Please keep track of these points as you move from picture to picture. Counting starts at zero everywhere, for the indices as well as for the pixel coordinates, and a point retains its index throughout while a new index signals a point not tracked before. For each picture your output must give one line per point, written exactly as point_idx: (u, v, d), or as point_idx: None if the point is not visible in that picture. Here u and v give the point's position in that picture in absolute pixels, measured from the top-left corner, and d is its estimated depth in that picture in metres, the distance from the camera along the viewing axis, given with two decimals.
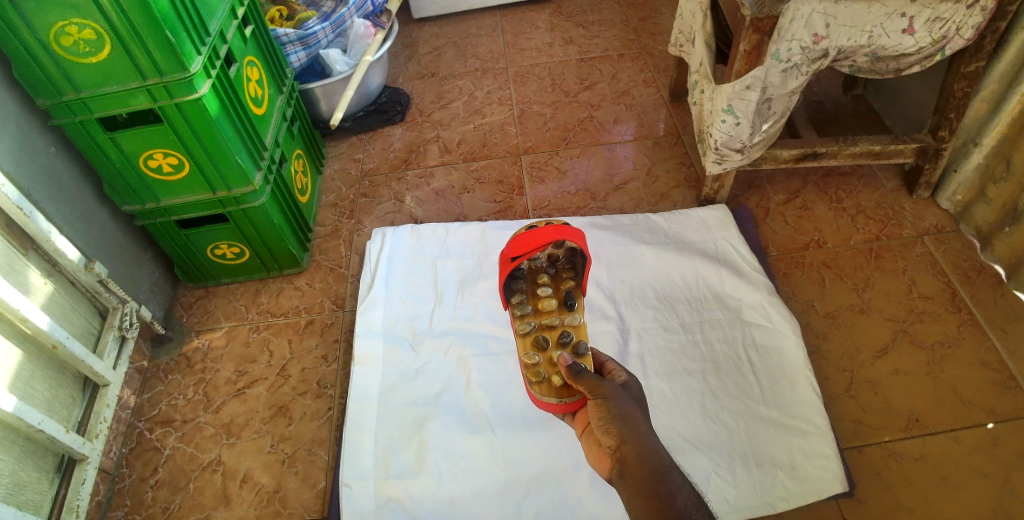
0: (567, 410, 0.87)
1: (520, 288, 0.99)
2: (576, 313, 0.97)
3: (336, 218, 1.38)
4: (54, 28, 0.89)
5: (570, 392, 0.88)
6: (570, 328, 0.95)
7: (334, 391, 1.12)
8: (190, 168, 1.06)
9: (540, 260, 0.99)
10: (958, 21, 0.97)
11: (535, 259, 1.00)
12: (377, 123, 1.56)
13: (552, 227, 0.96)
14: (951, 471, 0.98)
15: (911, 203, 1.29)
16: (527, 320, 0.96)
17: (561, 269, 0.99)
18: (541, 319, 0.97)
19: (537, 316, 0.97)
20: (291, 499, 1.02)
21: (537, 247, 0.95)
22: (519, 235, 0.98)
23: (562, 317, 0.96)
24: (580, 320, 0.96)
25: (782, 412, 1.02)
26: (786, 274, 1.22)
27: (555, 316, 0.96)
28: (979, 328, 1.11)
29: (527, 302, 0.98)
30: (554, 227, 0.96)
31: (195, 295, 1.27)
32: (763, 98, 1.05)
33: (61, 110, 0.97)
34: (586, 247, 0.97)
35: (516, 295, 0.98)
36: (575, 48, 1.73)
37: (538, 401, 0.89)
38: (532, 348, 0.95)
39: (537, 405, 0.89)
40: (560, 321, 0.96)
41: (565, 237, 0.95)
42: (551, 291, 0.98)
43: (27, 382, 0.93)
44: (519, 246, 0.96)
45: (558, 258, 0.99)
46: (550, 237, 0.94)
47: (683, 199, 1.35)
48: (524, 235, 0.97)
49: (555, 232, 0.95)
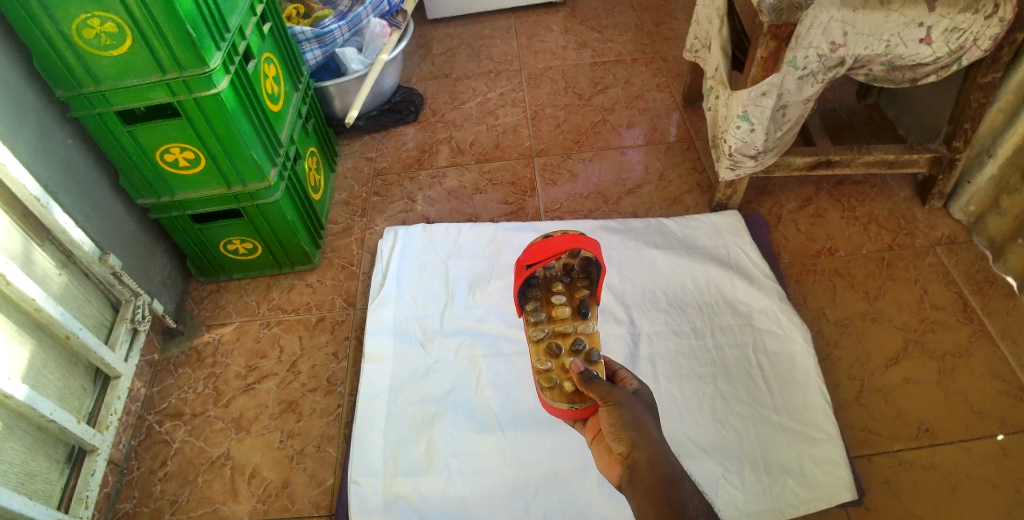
0: (578, 417, 0.86)
1: (534, 295, 0.99)
2: (589, 321, 0.96)
3: (348, 216, 1.39)
4: (76, 21, 0.89)
5: (581, 398, 0.87)
6: (584, 335, 0.95)
7: (344, 388, 1.12)
8: (206, 162, 1.07)
9: (555, 268, 1.00)
10: (975, 31, 0.97)
11: (550, 267, 1.00)
12: (391, 122, 1.57)
13: (565, 236, 0.97)
14: (961, 482, 0.97)
15: (924, 213, 1.29)
16: (541, 327, 0.96)
17: (576, 278, 0.99)
18: (554, 326, 0.96)
19: (551, 323, 0.96)
20: (298, 495, 1.02)
21: (552, 255, 0.96)
22: (535, 243, 0.99)
23: (575, 324, 0.96)
24: (594, 328, 0.95)
25: (792, 418, 1.02)
26: (797, 281, 1.21)
27: (568, 323, 0.96)
28: (990, 339, 1.11)
29: (542, 309, 0.97)
30: (568, 236, 0.96)
31: (206, 289, 1.28)
32: (779, 105, 1.05)
33: (79, 102, 0.97)
34: (600, 257, 0.97)
35: (530, 302, 0.98)
36: (589, 51, 1.74)
37: (548, 407, 0.88)
38: (545, 354, 0.94)
39: (548, 410, 0.89)
40: (574, 329, 0.96)
41: (579, 246, 0.95)
42: (565, 299, 0.98)
43: (38, 371, 0.93)
44: (534, 253, 0.97)
45: (573, 267, 0.99)
46: (563, 246, 0.95)
47: (695, 204, 1.35)
48: (540, 243, 0.98)
49: (569, 241, 0.96)
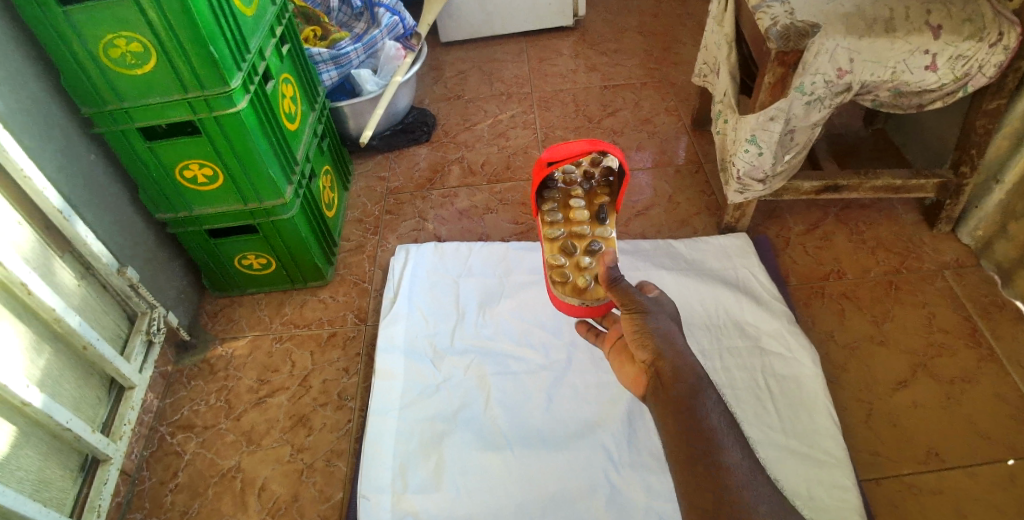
0: (587, 313, 0.98)
1: (553, 197, 1.10)
2: (606, 227, 1.07)
3: (361, 233, 1.41)
4: (103, 41, 0.92)
5: (593, 296, 0.99)
6: (599, 238, 1.05)
7: (355, 403, 1.14)
8: (224, 179, 1.09)
9: (575, 176, 1.11)
10: (980, 59, 0.99)
11: (570, 174, 1.12)
12: (404, 142, 1.59)
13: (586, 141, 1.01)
14: (971, 507, 0.97)
15: (931, 237, 1.30)
16: (557, 227, 1.07)
17: (595, 187, 1.11)
18: (570, 228, 1.07)
19: (567, 224, 1.07)
20: (307, 509, 1.03)
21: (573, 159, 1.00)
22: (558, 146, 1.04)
23: (592, 228, 1.06)
24: (609, 233, 1.06)
25: (801, 442, 1.02)
26: (805, 304, 1.22)
27: (585, 226, 1.06)
28: (999, 363, 1.11)
29: (559, 211, 1.08)
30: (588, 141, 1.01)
31: (220, 303, 1.30)
32: (786, 129, 1.07)
33: (103, 118, 1.00)
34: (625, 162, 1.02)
35: (548, 203, 1.09)
36: (599, 75, 1.77)
37: (559, 302, 1.00)
38: (559, 252, 1.05)
39: (558, 304, 1.00)
40: (590, 232, 1.06)
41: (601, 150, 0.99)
42: (583, 204, 1.08)
43: (56, 380, 0.95)
44: (553, 153, 1.02)
45: (593, 176, 1.11)
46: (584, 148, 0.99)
47: (703, 226, 1.37)
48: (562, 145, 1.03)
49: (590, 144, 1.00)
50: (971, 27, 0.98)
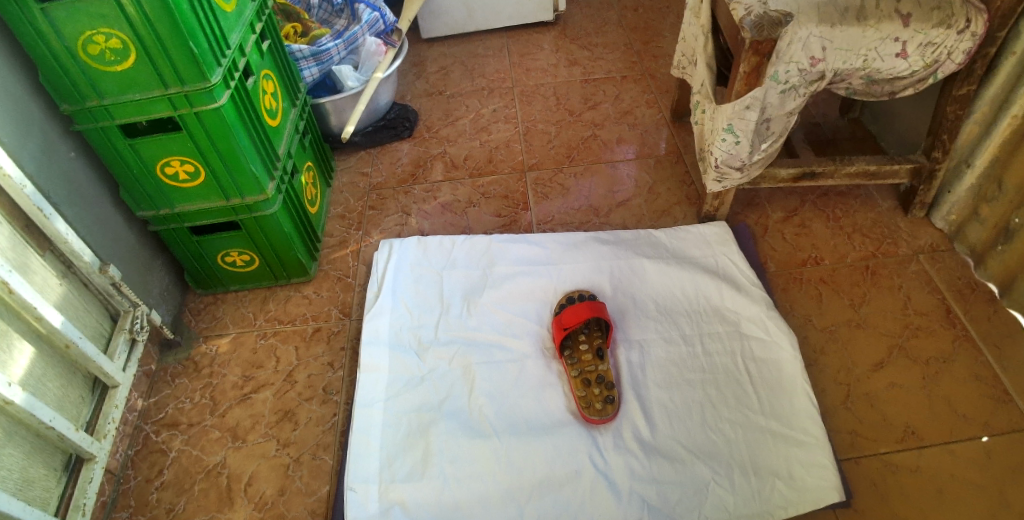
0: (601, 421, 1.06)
1: (568, 355, 1.12)
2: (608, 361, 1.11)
3: (344, 229, 1.41)
4: (81, 37, 0.92)
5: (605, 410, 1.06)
6: (605, 372, 1.09)
7: (340, 396, 1.14)
8: (206, 176, 1.09)
9: (585, 344, 1.12)
10: (948, 46, 1.01)
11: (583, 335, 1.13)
12: (387, 138, 1.60)
13: (586, 304, 1.12)
14: (947, 483, 0.99)
15: (907, 223, 1.33)
16: (574, 362, 1.11)
17: (593, 331, 1.14)
18: (582, 359, 1.11)
19: (580, 360, 1.11)
20: (294, 503, 1.03)
21: (579, 320, 1.10)
22: (567, 309, 1.13)
23: (597, 363, 1.10)
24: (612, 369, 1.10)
25: (781, 423, 1.04)
26: (784, 290, 1.24)
27: (592, 363, 1.10)
28: (973, 344, 1.13)
29: (574, 353, 1.12)
30: (587, 304, 1.12)
31: (204, 301, 1.30)
32: (762, 118, 1.09)
33: (83, 116, 1.00)
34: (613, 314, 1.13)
35: (564, 360, 1.12)
36: (580, 69, 1.78)
37: (580, 415, 1.06)
38: (576, 379, 1.09)
39: (581, 417, 1.06)
40: (597, 367, 1.10)
41: (596, 310, 1.11)
42: (588, 347, 1.12)
43: (38, 379, 0.95)
44: (569, 319, 1.11)
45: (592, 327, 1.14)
46: (585, 312, 1.10)
47: (683, 215, 1.38)
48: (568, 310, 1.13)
49: (589, 309, 1.11)
50: (940, 15, 1.00)
